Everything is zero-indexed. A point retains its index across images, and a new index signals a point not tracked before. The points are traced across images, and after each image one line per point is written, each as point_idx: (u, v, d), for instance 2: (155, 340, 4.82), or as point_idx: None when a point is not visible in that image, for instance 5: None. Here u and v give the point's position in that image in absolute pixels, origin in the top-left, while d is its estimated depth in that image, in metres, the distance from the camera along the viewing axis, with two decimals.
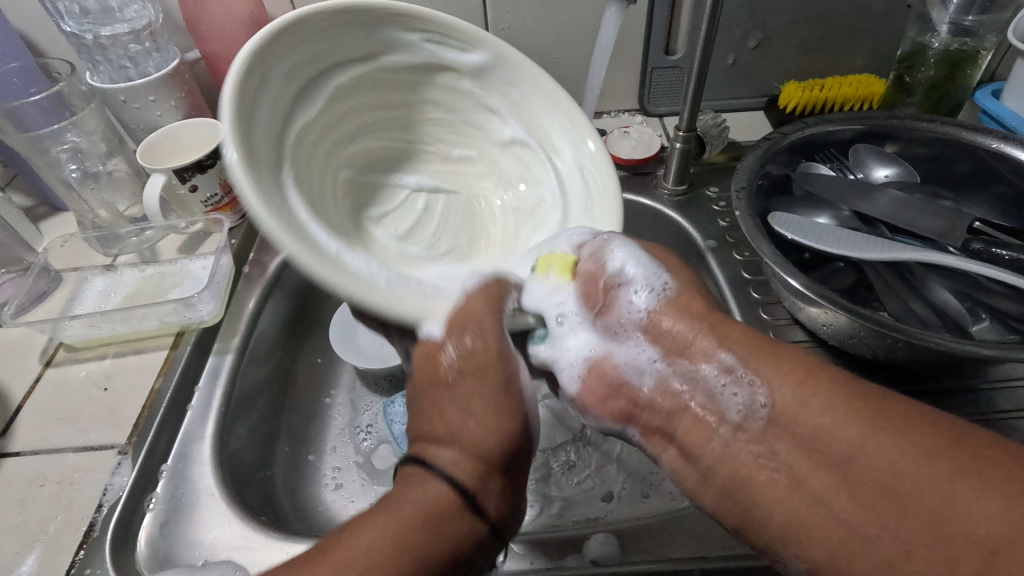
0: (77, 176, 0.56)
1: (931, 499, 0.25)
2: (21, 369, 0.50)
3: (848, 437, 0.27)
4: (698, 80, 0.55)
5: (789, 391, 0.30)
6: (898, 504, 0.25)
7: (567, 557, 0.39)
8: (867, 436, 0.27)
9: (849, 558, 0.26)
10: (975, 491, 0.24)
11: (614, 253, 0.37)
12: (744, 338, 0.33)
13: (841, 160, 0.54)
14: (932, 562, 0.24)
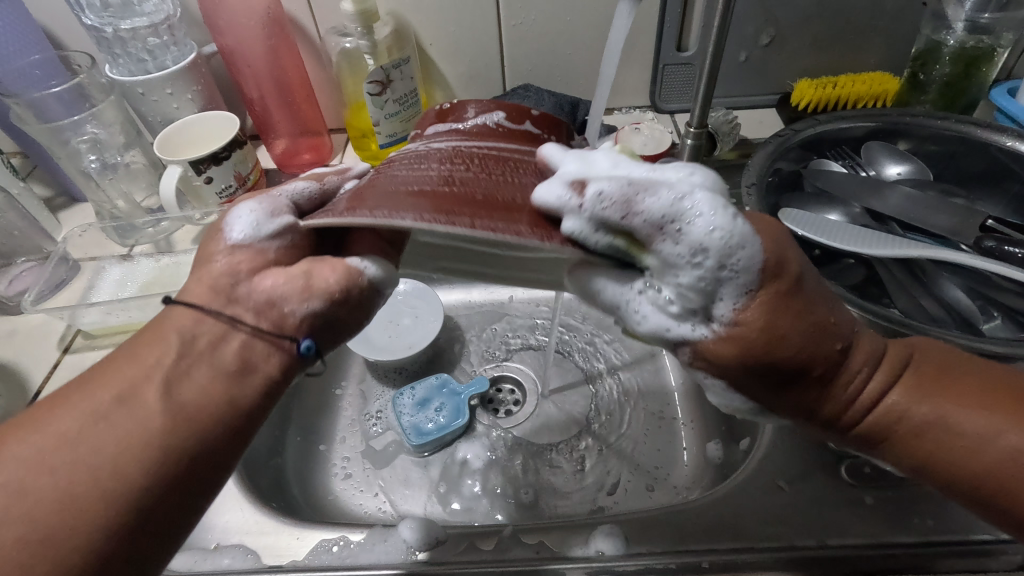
0: (97, 167, 0.57)
1: (1003, 443, 0.26)
2: (40, 355, 0.51)
3: (918, 419, 0.27)
4: (710, 76, 0.55)
5: (865, 400, 0.28)
6: (982, 465, 0.26)
7: (572, 547, 0.39)
8: (934, 408, 0.27)
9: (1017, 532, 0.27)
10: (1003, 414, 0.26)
11: None
12: (841, 338, 0.30)
13: (853, 157, 0.54)
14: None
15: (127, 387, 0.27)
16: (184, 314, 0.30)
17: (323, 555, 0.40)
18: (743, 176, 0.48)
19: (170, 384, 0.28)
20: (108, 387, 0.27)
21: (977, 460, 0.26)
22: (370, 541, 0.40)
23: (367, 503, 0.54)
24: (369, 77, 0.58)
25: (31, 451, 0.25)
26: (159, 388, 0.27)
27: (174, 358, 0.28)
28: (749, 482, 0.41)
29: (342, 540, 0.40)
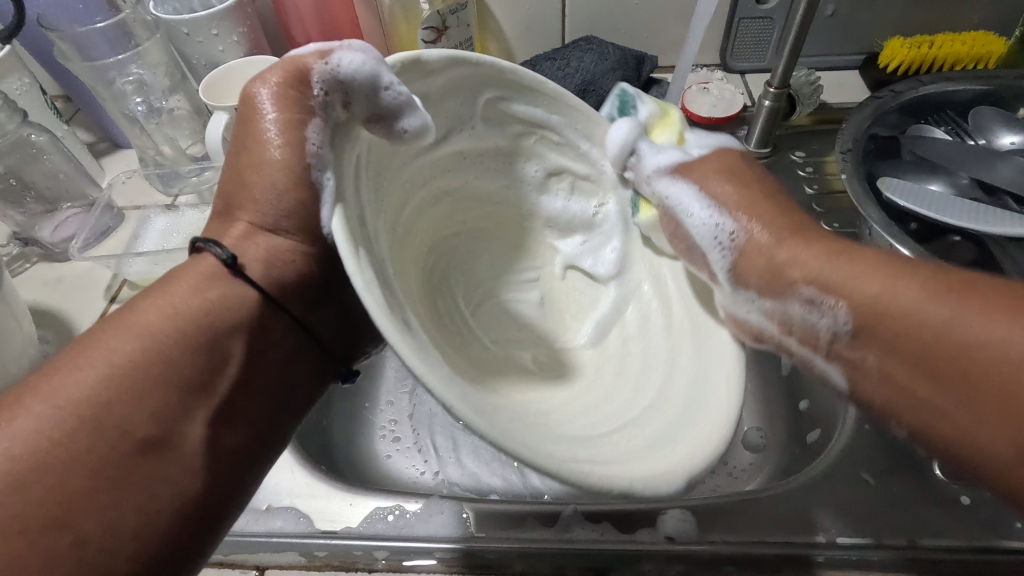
0: (142, 111, 0.54)
1: (942, 326, 0.26)
2: (86, 303, 0.50)
3: (930, 314, 0.26)
4: (801, 30, 0.50)
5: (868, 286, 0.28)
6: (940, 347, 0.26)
7: (639, 530, 0.36)
8: (934, 298, 0.26)
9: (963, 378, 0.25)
10: (1009, 327, 0.24)
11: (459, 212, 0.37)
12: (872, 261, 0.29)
13: (957, 124, 0.47)
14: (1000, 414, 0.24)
15: (85, 389, 0.26)
16: (190, 273, 0.31)
17: (379, 523, 0.38)
18: (839, 139, 0.44)
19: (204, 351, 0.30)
20: (96, 364, 0.27)
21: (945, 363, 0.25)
22: (427, 511, 0.38)
23: (411, 469, 0.54)
24: (425, 24, 0.55)
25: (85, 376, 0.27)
26: (121, 371, 0.27)
27: (198, 322, 0.30)
28: (829, 473, 0.39)
29: (397, 509, 0.39)
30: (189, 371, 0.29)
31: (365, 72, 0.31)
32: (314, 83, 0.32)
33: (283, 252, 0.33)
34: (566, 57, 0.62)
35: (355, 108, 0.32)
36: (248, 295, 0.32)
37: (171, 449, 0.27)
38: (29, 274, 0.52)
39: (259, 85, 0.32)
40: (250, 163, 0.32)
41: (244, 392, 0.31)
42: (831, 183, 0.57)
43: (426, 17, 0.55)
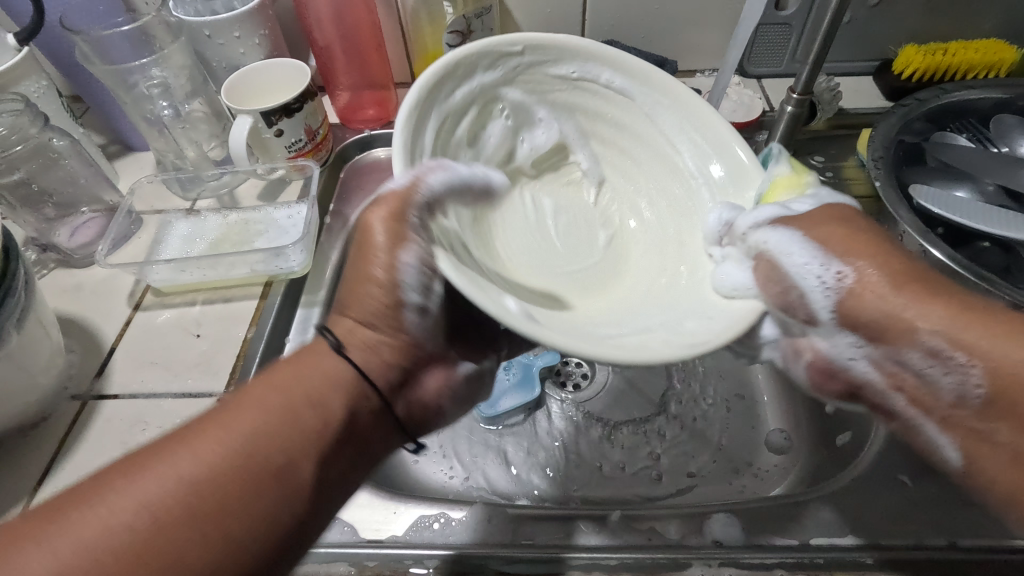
0: (170, 115, 0.53)
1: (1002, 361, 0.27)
2: (110, 310, 0.49)
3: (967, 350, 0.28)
4: (826, 37, 0.50)
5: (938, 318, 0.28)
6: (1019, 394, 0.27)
7: (685, 535, 0.37)
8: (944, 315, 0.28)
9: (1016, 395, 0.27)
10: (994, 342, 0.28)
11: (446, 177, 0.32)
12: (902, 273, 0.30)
13: (979, 131, 0.48)
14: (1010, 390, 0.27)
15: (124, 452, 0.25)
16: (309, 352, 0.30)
17: (425, 532, 0.38)
18: (869, 148, 0.45)
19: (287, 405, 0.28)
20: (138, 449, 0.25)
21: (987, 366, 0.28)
22: (474, 519, 0.38)
23: (439, 474, 0.54)
24: (450, 28, 0.55)
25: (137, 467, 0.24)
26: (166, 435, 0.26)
27: (289, 382, 0.28)
28: (868, 476, 0.39)
29: (442, 517, 0.39)
30: (277, 426, 0.27)
31: (467, 176, 0.33)
32: (412, 209, 0.30)
33: (370, 343, 0.31)
34: None
35: (437, 179, 0.31)
36: (347, 373, 0.30)
37: (297, 491, 0.26)
38: (47, 281, 0.51)
39: (374, 217, 0.30)
40: (361, 286, 0.30)
41: (357, 447, 0.30)
42: (852, 189, 0.58)
43: (450, 22, 0.56)
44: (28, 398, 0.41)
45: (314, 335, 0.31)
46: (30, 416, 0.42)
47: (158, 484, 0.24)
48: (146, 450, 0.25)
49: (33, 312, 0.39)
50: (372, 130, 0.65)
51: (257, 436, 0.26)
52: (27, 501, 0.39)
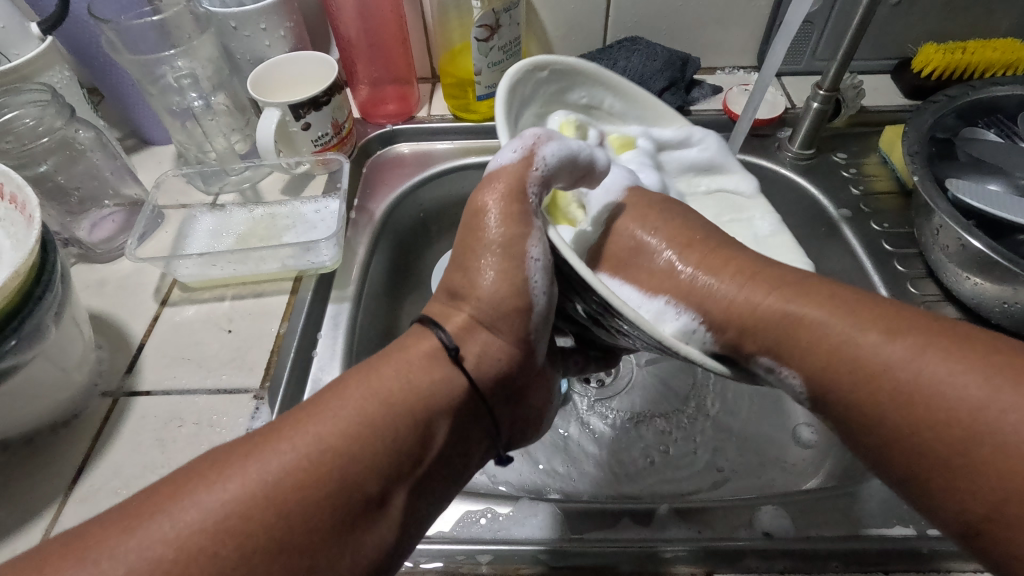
0: (200, 106, 0.52)
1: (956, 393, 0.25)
2: (136, 306, 0.48)
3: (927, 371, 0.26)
4: (857, 34, 0.51)
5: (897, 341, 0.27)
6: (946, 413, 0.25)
7: (735, 529, 0.37)
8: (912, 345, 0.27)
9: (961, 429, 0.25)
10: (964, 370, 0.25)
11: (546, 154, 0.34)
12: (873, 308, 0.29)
13: (1008, 127, 0.49)
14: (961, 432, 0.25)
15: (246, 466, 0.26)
16: (411, 348, 0.30)
17: (473, 527, 0.38)
18: (905, 143, 0.46)
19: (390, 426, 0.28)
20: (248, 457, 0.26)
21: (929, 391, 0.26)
22: (521, 514, 0.38)
23: (469, 470, 0.53)
24: (478, 22, 0.55)
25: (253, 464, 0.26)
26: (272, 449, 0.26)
27: (399, 400, 0.28)
28: None
29: (489, 512, 0.38)
30: (383, 445, 0.27)
31: (580, 153, 0.35)
32: (531, 185, 0.33)
33: (484, 344, 0.30)
34: (612, 57, 0.62)
35: (543, 156, 0.33)
36: (457, 384, 0.30)
37: (382, 514, 0.27)
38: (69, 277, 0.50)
39: (485, 200, 0.32)
40: (471, 250, 0.31)
41: (445, 468, 0.29)
42: (874, 184, 0.58)
43: (479, 16, 0.55)
44: (60, 395, 0.40)
45: (427, 331, 0.31)
46: (62, 413, 0.41)
47: (261, 484, 0.25)
48: (263, 438, 0.27)
49: (68, 306, 0.38)
50: (393, 126, 0.65)
51: (360, 460, 0.26)
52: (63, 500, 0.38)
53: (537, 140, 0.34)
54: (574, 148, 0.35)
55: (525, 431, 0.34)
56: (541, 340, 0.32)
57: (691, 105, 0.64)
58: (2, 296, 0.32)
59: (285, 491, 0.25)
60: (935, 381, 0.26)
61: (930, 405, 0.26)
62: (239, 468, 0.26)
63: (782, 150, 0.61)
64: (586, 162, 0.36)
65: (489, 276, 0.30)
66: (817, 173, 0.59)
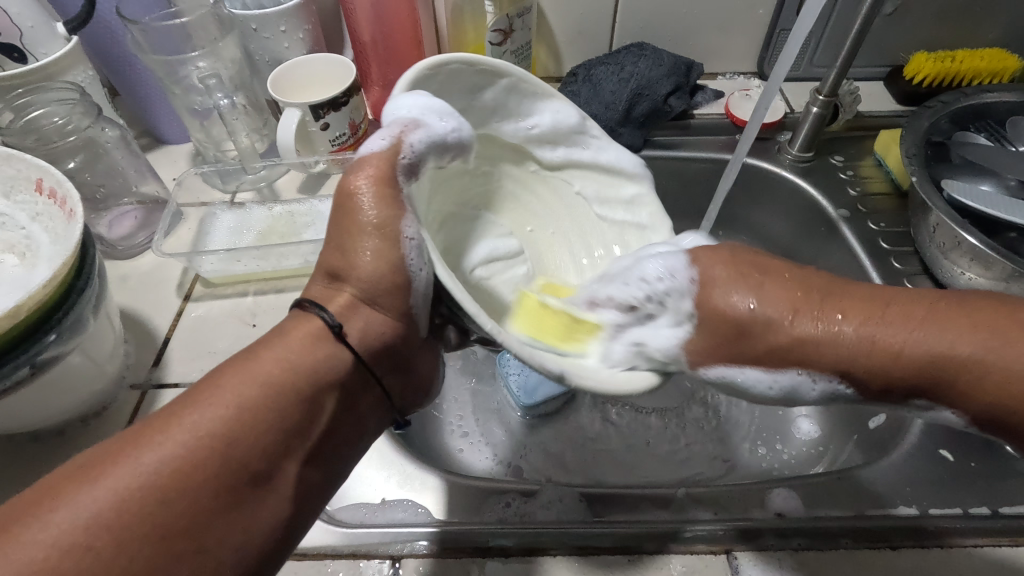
0: (227, 105, 0.52)
1: (905, 341, 0.30)
2: (159, 301, 0.49)
3: (873, 335, 0.31)
4: (855, 42, 0.53)
5: (853, 324, 0.31)
6: (908, 361, 0.30)
7: (750, 510, 0.39)
8: (864, 321, 0.31)
9: (926, 368, 0.30)
10: (927, 332, 0.30)
11: (416, 136, 0.32)
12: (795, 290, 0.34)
13: (997, 131, 0.52)
14: (937, 374, 0.30)
15: (156, 449, 0.26)
16: (302, 329, 0.31)
17: (499, 512, 0.39)
18: (903, 145, 0.48)
19: (303, 405, 0.29)
20: (151, 442, 0.26)
21: (884, 352, 0.31)
22: (544, 499, 0.40)
23: (483, 461, 0.54)
24: (493, 27, 0.57)
25: (158, 443, 0.26)
26: (232, 418, 0.27)
27: (315, 374, 0.30)
28: (908, 453, 0.42)
29: (512, 498, 0.40)
30: (267, 426, 0.28)
31: (452, 137, 0.33)
32: (399, 172, 0.31)
33: (367, 317, 0.32)
34: (620, 62, 0.64)
35: (411, 139, 0.32)
36: (347, 359, 0.31)
37: (266, 491, 0.28)
38: None
39: (356, 182, 0.31)
40: (348, 237, 0.31)
41: (329, 449, 0.31)
42: (870, 185, 0.61)
43: (493, 21, 0.57)
44: (92, 386, 0.41)
45: (310, 313, 0.32)
46: (93, 405, 0.41)
47: (159, 469, 0.25)
48: (128, 441, 0.26)
49: (102, 299, 0.39)
50: None
51: (263, 431, 0.28)
52: None
53: (409, 125, 0.32)
54: (446, 132, 0.33)
55: (417, 393, 0.37)
56: (476, 324, 0.34)
57: (694, 108, 0.66)
58: (45, 289, 0.33)
59: (174, 473, 0.25)
60: (939, 342, 0.30)
61: (940, 363, 0.30)
62: (144, 448, 0.26)
63: (782, 152, 0.64)
64: (458, 144, 0.34)
65: (368, 256, 0.30)
66: (816, 175, 0.62)
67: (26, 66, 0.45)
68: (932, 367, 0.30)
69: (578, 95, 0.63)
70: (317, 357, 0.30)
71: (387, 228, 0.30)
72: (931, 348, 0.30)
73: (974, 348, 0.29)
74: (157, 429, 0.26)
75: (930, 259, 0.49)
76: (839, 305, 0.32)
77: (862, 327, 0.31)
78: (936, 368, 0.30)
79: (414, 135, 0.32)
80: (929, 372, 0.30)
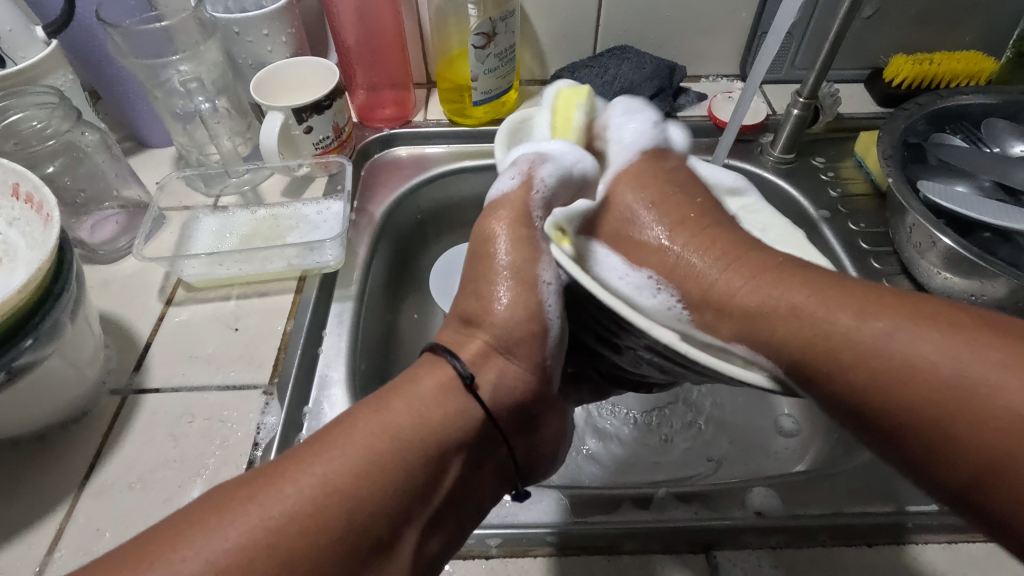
0: (207, 109, 0.52)
1: (907, 353, 0.26)
2: (140, 306, 0.49)
3: (866, 332, 0.27)
4: (834, 46, 0.54)
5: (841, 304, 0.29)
6: (879, 368, 0.27)
7: (730, 509, 0.39)
8: (858, 319, 0.28)
9: (903, 384, 0.26)
10: (914, 341, 0.26)
11: (546, 172, 0.38)
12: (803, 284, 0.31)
13: (973, 133, 0.53)
14: (883, 401, 0.26)
15: (297, 497, 0.26)
16: (438, 372, 0.31)
17: None
18: (880, 146, 0.49)
19: (429, 460, 0.29)
20: (306, 483, 0.26)
21: (852, 355, 0.27)
22: (526, 500, 0.40)
23: None
24: (476, 30, 0.57)
25: (296, 489, 0.26)
26: (367, 479, 0.27)
27: (438, 431, 0.29)
28: None
29: (495, 499, 0.40)
30: (412, 483, 0.28)
31: (575, 171, 0.40)
32: (534, 211, 0.37)
33: (500, 368, 0.32)
34: (603, 65, 0.64)
35: (546, 174, 0.38)
36: (476, 414, 0.31)
37: (389, 555, 0.27)
38: None
39: (496, 227, 0.35)
40: (479, 271, 0.35)
41: (453, 506, 0.30)
42: (851, 187, 0.62)
43: (477, 25, 0.56)
44: (72, 393, 0.40)
45: (440, 359, 0.32)
46: (72, 411, 0.41)
47: (272, 519, 0.25)
48: (282, 469, 0.27)
49: (81, 303, 0.39)
50: (390, 129, 0.66)
51: (382, 501, 0.27)
52: (77, 494, 0.38)
53: (542, 162, 0.38)
54: (568, 165, 0.39)
55: (537, 466, 0.36)
56: (555, 368, 0.35)
57: (678, 111, 0.67)
58: (22, 293, 0.33)
59: (318, 528, 0.25)
60: (920, 353, 0.26)
61: (878, 376, 0.26)
62: (265, 496, 0.26)
63: (765, 154, 0.64)
64: (578, 175, 0.40)
65: (504, 303, 0.33)
66: (798, 177, 0.62)
67: (6, 70, 0.45)
68: (897, 391, 0.26)
69: None
70: (455, 407, 0.30)
71: (520, 273, 0.33)
72: (931, 366, 0.25)
73: (953, 374, 0.25)
74: (292, 472, 0.27)
75: (908, 260, 0.50)
76: (830, 292, 0.30)
77: (850, 321, 0.28)
78: (905, 387, 0.26)
79: (548, 170, 0.38)
80: (880, 391, 0.26)
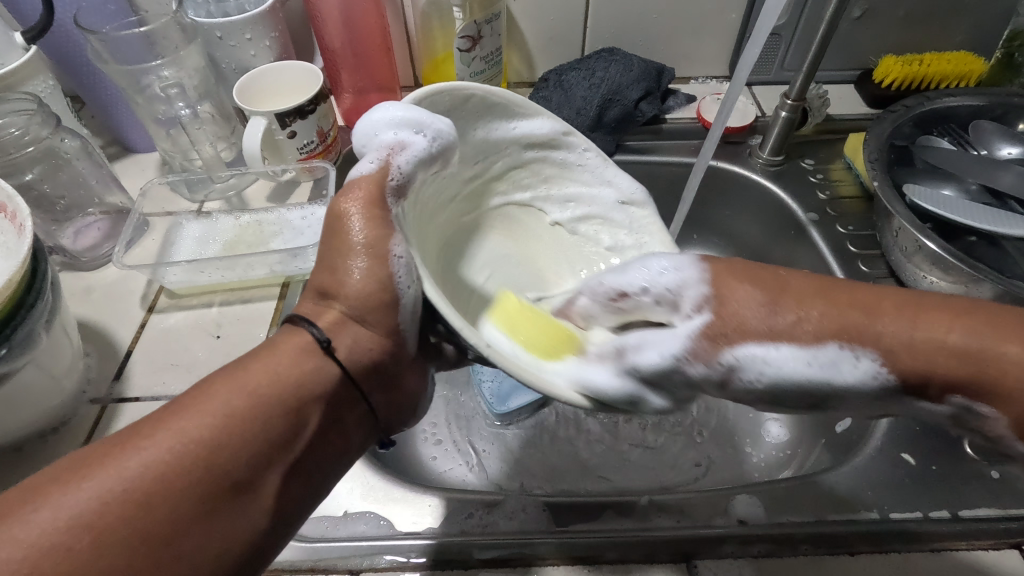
0: (188, 115, 0.53)
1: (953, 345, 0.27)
2: (121, 314, 0.49)
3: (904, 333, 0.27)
4: (820, 47, 0.53)
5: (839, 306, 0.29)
6: (955, 362, 0.27)
7: (712, 516, 0.38)
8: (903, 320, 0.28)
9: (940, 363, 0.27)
10: (974, 333, 0.26)
11: (403, 158, 0.32)
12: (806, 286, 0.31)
13: (960, 135, 0.52)
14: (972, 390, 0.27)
15: (142, 457, 0.25)
16: (332, 341, 0.30)
17: (460, 523, 0.39)
18: (866, 149, 0.48)
19: (291, 413, 0.28)
20: (164, 445, 0.25)
21: (895, 348, 0.27)
22: (507, 509, 0.39)
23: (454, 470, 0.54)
24: (461, 33, 0.56)
25: (154, 446, 0.25)
26: (216, 430, 0.26)
27: (296, 388, 0.29)
28: (869, 457, 0.42)
29: (476, 508, 0.40)
30: (266, 437, 0.27)
31: (430, 148, 0.33)
32: (388, 194, 0.32)
33: (356, 334, 0.31)
34: (591, 67, 0.64)
35: (435, 147, 0.33)
36: (334, 375, 0.30)
37: (252, 498, 0.27)
38: None
39: (346, 206, 0.31)
40: (337, 252, 0.31)
41: (321, 459, 0.30)
42: (839, 189, 0.61)
43: (461, 27, 0.56)
44: (50, 402, 0.40)
45: (298, 328, 0.31)
46: (51, 421, 0.41)
47: (131, 474, 0.24)
48: (138, 428, 0.26)
49: (58, 312, 0.39)
50: None
51: (226, 464, 0.26)
52: None
53: (428, 134, 0.33)
54: (431, 142, 0.33)
55: (400, 414, 0.35)
56: None
57: (666, 113, 0.66)
58: None
59: (114, 477, 0.24)
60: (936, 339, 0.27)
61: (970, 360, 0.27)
62: (126, 453, 0.25)
63: (754, 156, 0.64)
64: (445, 153, 0.34)
65: (358, 274, 0.30)
66: (786, 179, 0.62)
67: None
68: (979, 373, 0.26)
69: (550, 101, 0.63)
70: (305, 369, 0.29)
71: (378, 249, 0.30)
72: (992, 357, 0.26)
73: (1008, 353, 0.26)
74: (155, 431, 0.26)
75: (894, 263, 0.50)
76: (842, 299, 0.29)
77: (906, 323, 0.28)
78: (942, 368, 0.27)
79: (430, 142, 0.33)
80: (927, 371, 0.27)
